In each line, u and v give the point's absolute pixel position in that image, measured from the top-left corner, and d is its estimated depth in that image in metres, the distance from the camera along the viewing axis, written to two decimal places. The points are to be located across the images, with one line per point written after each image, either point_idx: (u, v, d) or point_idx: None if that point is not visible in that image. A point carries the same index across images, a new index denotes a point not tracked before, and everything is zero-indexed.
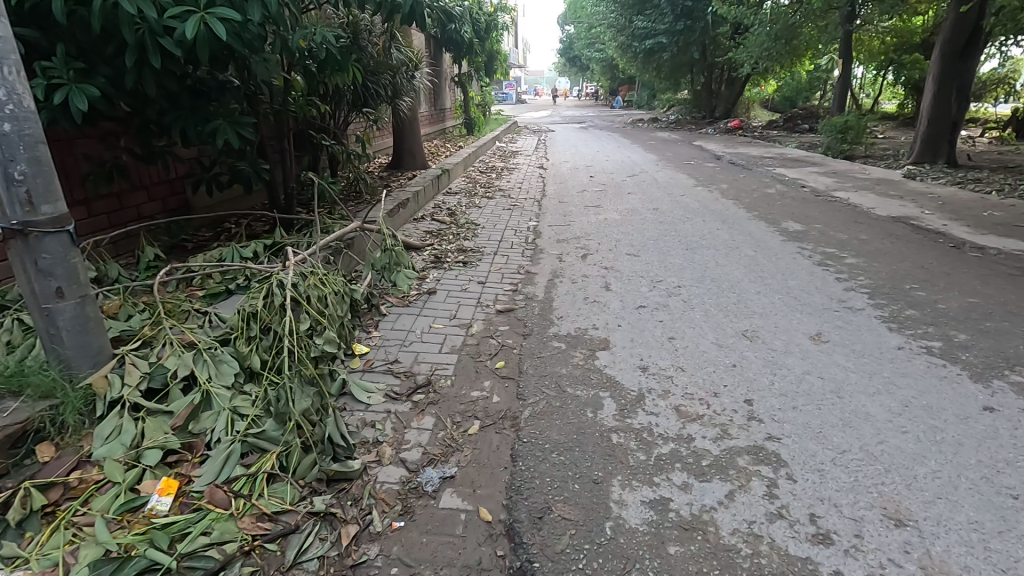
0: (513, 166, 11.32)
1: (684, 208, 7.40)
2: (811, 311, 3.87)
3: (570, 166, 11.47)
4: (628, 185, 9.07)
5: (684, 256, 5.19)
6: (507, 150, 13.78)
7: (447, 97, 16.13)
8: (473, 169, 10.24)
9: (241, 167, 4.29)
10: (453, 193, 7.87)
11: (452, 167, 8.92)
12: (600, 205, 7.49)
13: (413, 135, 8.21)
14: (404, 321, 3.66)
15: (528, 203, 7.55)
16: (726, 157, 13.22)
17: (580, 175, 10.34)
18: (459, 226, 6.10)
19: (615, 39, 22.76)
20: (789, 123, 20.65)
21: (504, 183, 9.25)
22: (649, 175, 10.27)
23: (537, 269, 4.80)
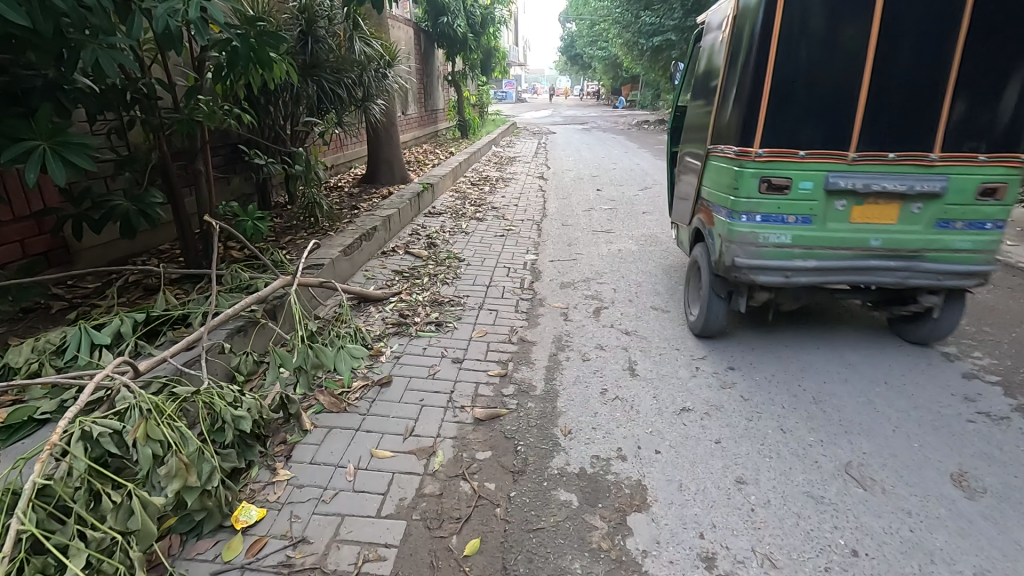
0: (510, 176, 10.07)
1: None
2: (934, 423, 2.64)
3: (574, 176, 10.20)
4: (641, 202, 7.83)
5: (728, 311, 3.98)
6: (504, 156, 12.55)
7: (439, 97, 14.86)
8: (465, 181, 8.99)
9: (116, 201, 3.01)
10: (436, 213, 6.64)
11: (438, 180, 7.68)
12: (610, 230, 6.25)
13: (390, 142, 6.99)
14: (334, 444, 2.44)
15: (526, 227, 6.32)
16: None
17: (586, 187, 9.08)
18: (437, 263, 4.87)
19: (621, 36, 21.48)
20: None
21: (498, 198, 8.00)
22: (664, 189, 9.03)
23: (533, 334, 3.59)
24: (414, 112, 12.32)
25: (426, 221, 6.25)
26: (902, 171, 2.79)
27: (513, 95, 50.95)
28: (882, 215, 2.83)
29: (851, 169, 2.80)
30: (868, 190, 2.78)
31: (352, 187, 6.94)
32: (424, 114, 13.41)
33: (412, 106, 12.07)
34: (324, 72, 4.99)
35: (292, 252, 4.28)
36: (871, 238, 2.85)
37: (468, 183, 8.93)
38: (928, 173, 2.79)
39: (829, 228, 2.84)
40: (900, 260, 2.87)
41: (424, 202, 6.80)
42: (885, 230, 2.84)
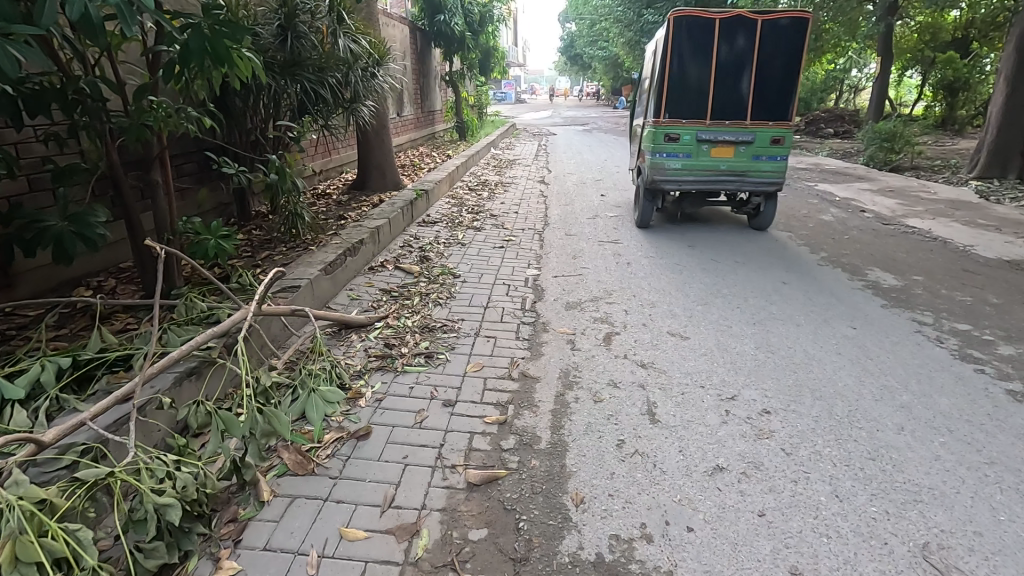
0: (509, 180, 9.63)
1: (728, 243, 5.75)
2: (1016, 487, 2.21)
3: (576, 180, 9.76)
4: (648, 209, 7.39)
5: (754, 338, 3.54)
6: (504, 159, 12.12)
7: (436, 97, 14.42)
8: (462, 186, 8.55)
9: (49, 223, 2.54)
10: (431, 222, 6.19)
11: (434, 185, 7.24)
12: (617, 241, 5.81)
13: (382, 146, 6.55)
14: (296, 521, 2.00)
15: (526, 238, 5.87)
16: None
17: (589, 192, 8.64)
18: (429, 281, 4.43)
19: (622, 35, 21.05)
20: (812, 127, 19.03)
21: (498, 205, 7.57)
22: None
23: (537, 368, 3.15)
24: (409, 113, 11.88)
25: (420, 231, 5.80)
26: (733, 130, 5.77)
27: (513, 96, 50.50)
28: (724, 154, 5.75)
29: (710, 129, 5.75)
30: (717, 138, 5.72)
31: (341, 194, 6.49)
32: (421, 115, 12.97)
33: (407, 107, 11.64)
34: (307, 71, 4.55)
35: (267, 271, 3.84)
36: (721, 164, 5.77)
37: (466, 188, 8.49)
38: (743, 130, 5.74)
39: (701, 160, 5.78)
40: (738, 175, 5.77)
41: (418, 210, 6.35)
42: (728, 160, 5.76)
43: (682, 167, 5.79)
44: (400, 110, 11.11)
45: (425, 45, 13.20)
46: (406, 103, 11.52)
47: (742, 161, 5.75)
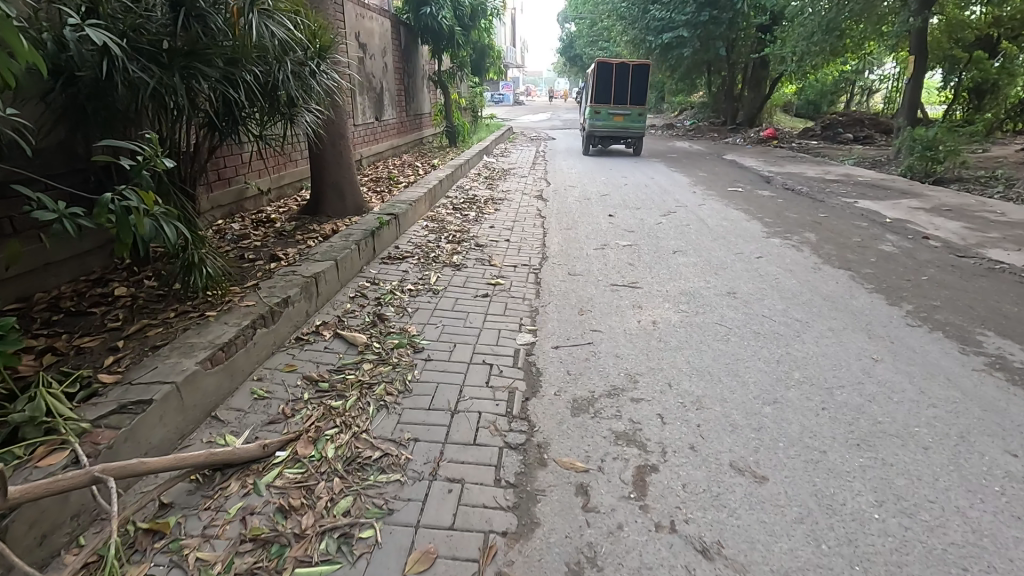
0: (501, 195, 8.36)
1: (777, 288, 4.47)
2: None
3: (579, 195, 8.50)
4: (668, 235, 6.12)
5: (869, 481, 2.26)
6: (498, 169, 10.86)
7: (424, 100, 13.19)
8: (446, 206, 7.26)
9: None
10: (398, 259, 4.87)
11: (408, 207, 5.94)
12: (636, 285, 4.54)
13: (340, 160, 5.25)
14: None
15: (519, 281, 4.58)
16: (777, 181, 10.26)
17: (595, 211, 7.36)
18: (379, 360, 3.14)
19: (626, 33, 19.84)
20: (829, 131, 17.81)
21: (486, 229, 6.27)
22: (691, 213, 7.33)
23: (528, 560, 1.86)
24: (390, 118, 10.63)
25: (382, 273, 4.50)
26: (625, 109, 13.35)
27: (510, 97, 49.20)
28: (621, 120, 13.62)
29: (613, 111, 13.42)
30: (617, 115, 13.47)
31: (287, 220, 5.20)
32: (405, 120, 11.72)
33: (387, 111, 10.39)
34: (209, 64, 3.24)
35: (124, 362, 2.55)
36: (620, 124, 13.54)
37: (450, 207, 7.20)
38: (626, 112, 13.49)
39: (611, 123, 13.40)
40: (626, 131, 13.63)
41: (383, 243, 5.04)
42: (622, 121, 13.52)
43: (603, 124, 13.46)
44: (379, 114, 9.86)
45: (411, 41, 11.96)
46: (386, 106, 10.27)
47: (628, 122, 13.48)
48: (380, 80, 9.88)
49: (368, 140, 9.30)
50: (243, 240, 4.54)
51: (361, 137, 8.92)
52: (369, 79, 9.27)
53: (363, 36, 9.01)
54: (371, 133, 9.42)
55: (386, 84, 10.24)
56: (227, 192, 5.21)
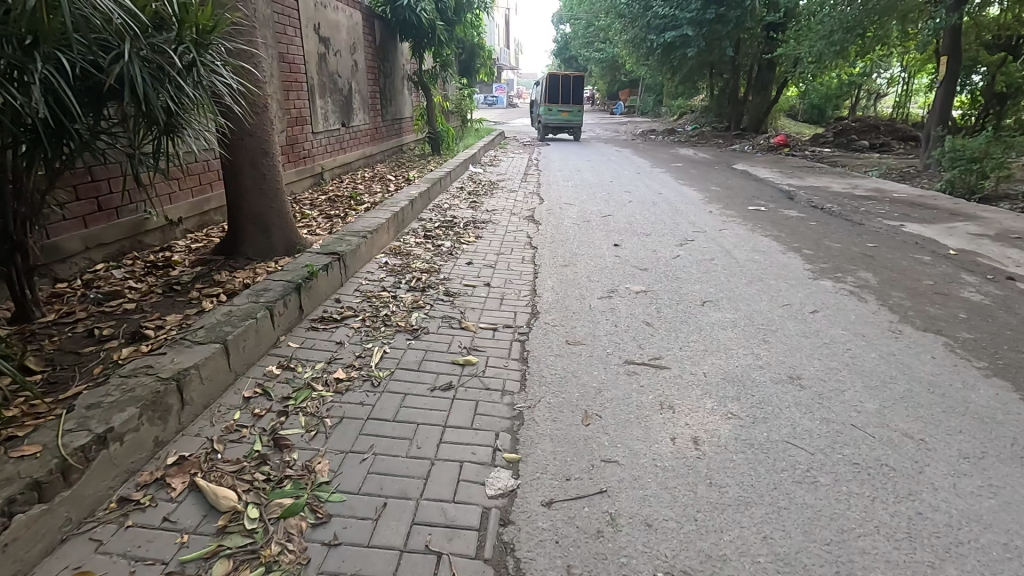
0: (486, 216, 7.09)
1: (856, 369, 3.23)
2: None
3: (577, 215, 7.27)
4: (692, 276, 4.86)
5: None
6: (486, 181, 9.64)
7: (404, 102, 11.91)
8: (416, 233, 5.97)
9: None
10: (334, 323, 3.58)
11: (360, 241, 4.65)
12: (660, 364, 3.28)
13: (263, 183, 3.96)
14: None
15: (498, 358, 3.30)
16: (800, 196, 9.07)
17: (598, 238, 6.11)
18: (247, 550, 1.85)
19: (624, 32, 18.76)
20: (841, 137, 16.76)
21: (462, 266, 4.99)
22: (713, 240, 6.10)
23: None
24: (362, 124, 9.34)
25: (303, 349, 3.21)
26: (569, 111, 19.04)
27: (504, 100, 48.08)
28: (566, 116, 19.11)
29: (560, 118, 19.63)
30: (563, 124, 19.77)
31: (190, 265, 3.91)
32: (381, 126, 10.44)
33: (358, 116, 9.11)
34: None
35: None
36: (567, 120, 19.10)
37: (420, 235, 5.90)
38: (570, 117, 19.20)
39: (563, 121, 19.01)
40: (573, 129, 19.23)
41: (316, 296, 3.75)
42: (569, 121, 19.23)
43: (553, 118, 18.98)
44: (346, 119, 8.57)
45: (387, 37, 10.69)
46: (355, 111, 8.98)
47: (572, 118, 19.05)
48: (347, 80, 8.59)
49: (330, 150, 8.02)
50: (109, 302, 3.25)
51: (320, 148, 7.62)
52: (331, 80, 7.98)
53: (325, 29, 7.74)
54: (334, 142, 8.14)
55: (356, 85, 8.97)
56: (112, 226, 3.92)
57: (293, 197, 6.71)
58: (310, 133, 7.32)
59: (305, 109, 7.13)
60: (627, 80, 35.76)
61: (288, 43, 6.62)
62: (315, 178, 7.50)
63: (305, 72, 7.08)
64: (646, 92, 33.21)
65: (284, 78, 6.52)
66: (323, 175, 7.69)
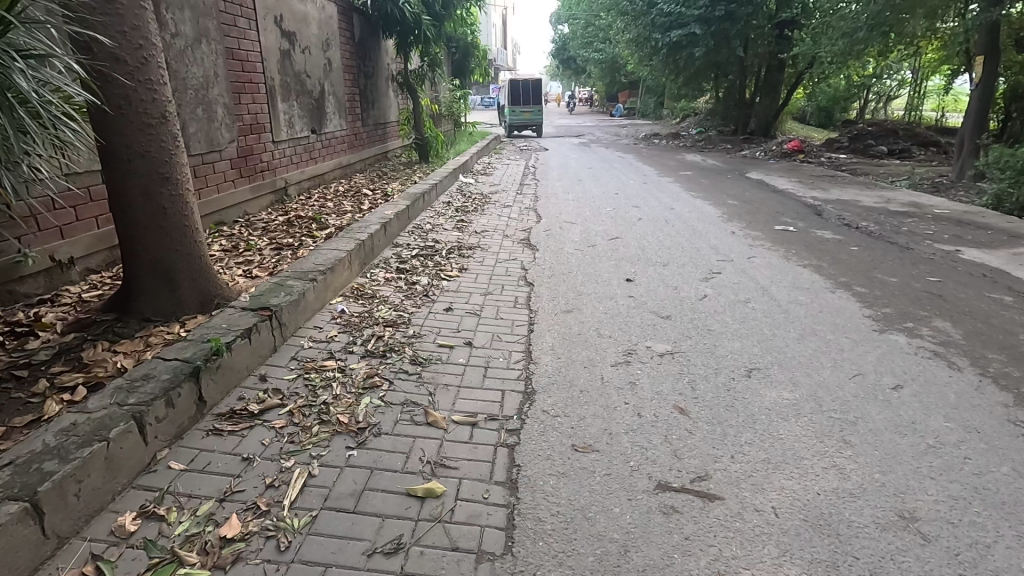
0: (474, 240, 6.07)
1: (996, 503, 2.23)
2: None
3: (580, 237, 6.28)
4: (726, 329, 3.86)
5: None
6: (478, 194, 8.63)
7: (389, 105, 10.90)
8: (386, 266, 4.94)
9: None
10: (247, 421, 2.56)
11: (307, 288, 3.63)
12: (708, 492, 2.28)
13: (163, 221, 2.93)
14: None
15: (475, 484, 2.29)
16: (829, 212, 8.09)
17: (606, 270, 5.11)
18: None
19: (627, 31, 17.86)
20: (858, 142, 15.78)
21: (439, 315, 3.98)
22: (744, 274, 5.11)
23: None
24: (337, 131, 8.32)
25: (188, 474, 2.19)
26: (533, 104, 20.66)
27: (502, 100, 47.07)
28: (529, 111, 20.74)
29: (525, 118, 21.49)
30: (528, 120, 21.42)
31: (64, 330, 2.89)
32: (361, 131, 9.42)
33: (332, 121, 8.09)
34: None
35: None
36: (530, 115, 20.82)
37: (390, 269, 4.87)
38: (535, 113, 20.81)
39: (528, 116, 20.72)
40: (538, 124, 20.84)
41: (228, 378, 2.73)
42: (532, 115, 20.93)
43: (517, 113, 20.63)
44: (317, 125, 7.55)
45: (369, 33, 9.68)
46: (329, 116, 7.96)
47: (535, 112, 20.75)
48: (318, 81, 7.57)
49: (297, 161, 7.00)
50: None
51: (282, 159, 6.60)
52: (298, 81, 6.96)
53: (289, 21, 6.73)
54: (301, 152, 7.12)
55: (329, 86, 7.95)
56: None
57: (246, 218, 5.69)
58: (269, 142, 6.29)
59: (262, 115, 6.10)
60: (627, 81, 34.91)
61: (239, 37, 5.58)
62: (276, 194, 6.49)
63: (262, 70, 6.06)
64: (647, 93, 32.27)
65: (233, 78, 5.48)
66: (286, 190, 6.68)
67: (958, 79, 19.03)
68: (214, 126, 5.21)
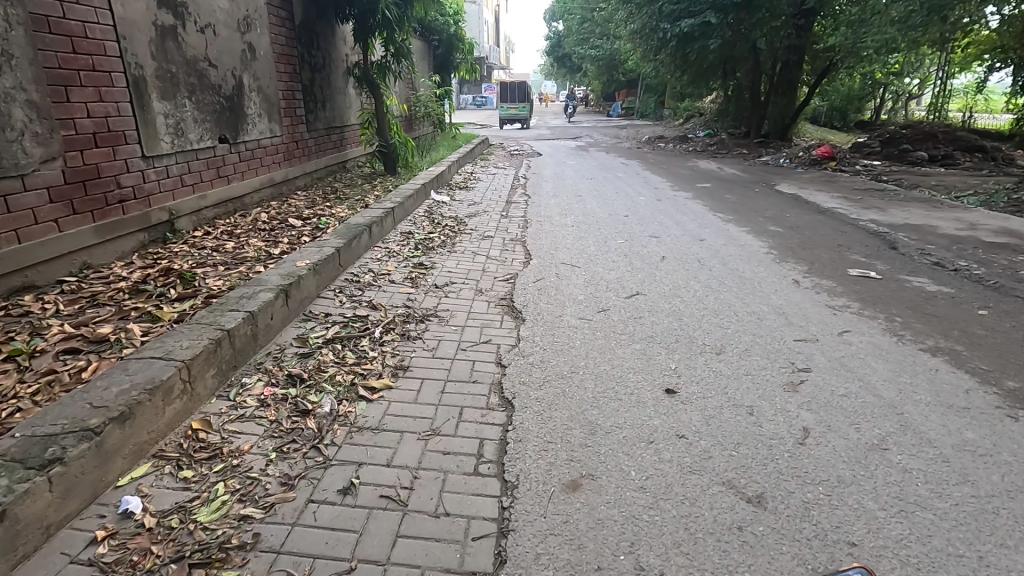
0: (431, 301, 4.16)
1: None
2: None
3: (585, 292, 4.45)
4: (881, 544, 1.98)
5: None
6: (452, 220, 6.72)
7: (347, 104, 8.95)
8: (271, 370, 3.00)
9: None
10: None
11: (12, 501, 1.69)
12: None
13: None
14: None
15: None
16: (904, 242, 6.25)
17: (628, 365, 3.27)
18: None
19: (629, 23, 16.12)
20: (892, 146, 13.98)
21: (326, 512, 2.06)
22: (847, 373, 3.23)
23: None
24: (265, 138, 6.37)
25: None
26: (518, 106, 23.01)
27: (495, 99, 45.02)
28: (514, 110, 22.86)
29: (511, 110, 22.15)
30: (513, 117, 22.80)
31: None
32: (304, 137, 7.46)
33: (256, 127, 6.14)
34: None
35: None
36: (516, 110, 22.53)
37: (273, 379, 2.92)
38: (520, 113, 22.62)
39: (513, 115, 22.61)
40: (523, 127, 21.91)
41: None
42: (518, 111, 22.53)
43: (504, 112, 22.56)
44: (229, 132, 5.60)
45: (316, 14, 7.75)
46: (250, 120, 6.01)
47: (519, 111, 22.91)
48: (231, 73, 5.64)
49: (191, 181, 5.05)
50: None
51: (163, 181, 4.66)
52: (194, 70, 5.02)
53: None
54: (201, 169, 5.18)
55: (250, 80, 6.01)
56: None
57: (83, 275, 3.76)
58: (137, 157, 4.35)
59: (122, 120, 4.18)
60: (625, 80, 33.08)
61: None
62: (152, 231, 4.54)
63: (118, 53, 4.14)
64: (646, 92, 30.33)
65: (51, 63, 3.56)
66: (171, 224, 4.75)
67: (993, 75, 17.21)
68: (6, 137, 3.26)
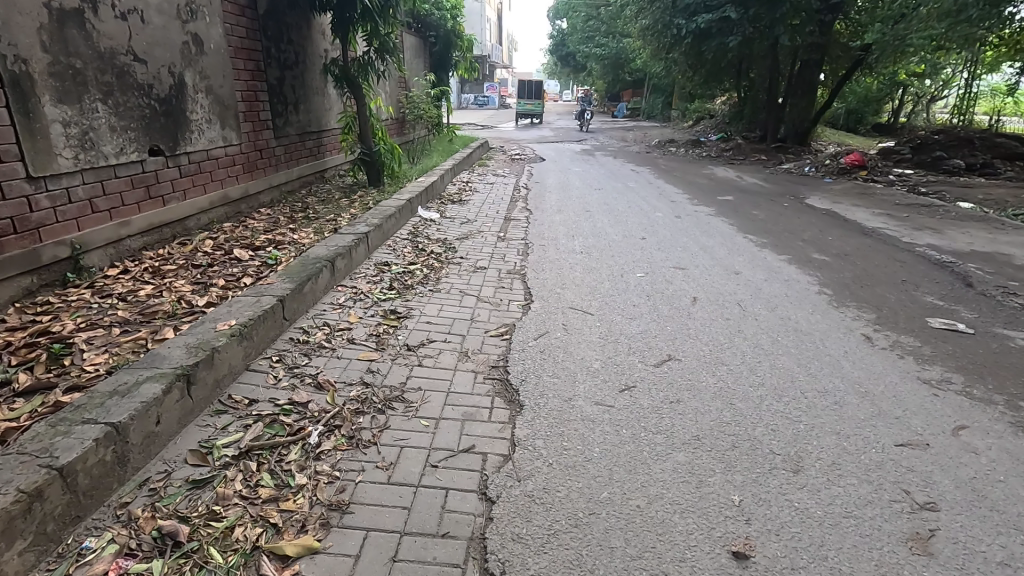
0: (398, 374, 3.13)
1: None
2: None
3: (602, 356, 3.44)
4: None
5: None
6: (441, 245, 5.70)
7: (325, 107, 7.91)
8: (135, 522, 1.98)
9: None
10: None
11: None
12: None
13: None
14: None
15: None
16: (977, 275, 5.23)
17: (668, 495, 2.26)
18: None
19: (639, 19, 15.10)
20: (924, 153, 12.94)
21: None
22: (990, 514, 2.21)
23: None
24: (217, 148, 5.35)
25: None
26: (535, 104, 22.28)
27: (496, 99, 44.09)
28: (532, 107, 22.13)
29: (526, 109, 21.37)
30: None
31: None
32: (271, 145, 6.43)
33: (204, 134, 5.11)
34: None
35: None
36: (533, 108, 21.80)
37: (132, 543, 1.90)
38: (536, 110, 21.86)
39: None
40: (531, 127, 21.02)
41: None
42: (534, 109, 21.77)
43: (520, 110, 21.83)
44: (163, 142, 4.58)
45: (288, 2, 6.72)
46: (194, 127, 4.98)
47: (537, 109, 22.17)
48: (167, 70, 4.61)
49: (108, 205, 4.03)
50: None
51: (62, 207, 3.63)
52: (110, 66, 4.00)
53: None
54: (122, 190, 4.16)
55: (195, 78, 4.99)
56: None
57: None
58: (18, 179, 3.34)
59: None
60: (630, 79, 32.09)
61: None
62: (45, 273, 3.53)
63: None
64: (653, 92, 29.36)
65: None
66: (74, 261, 3.72)
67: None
68: None
